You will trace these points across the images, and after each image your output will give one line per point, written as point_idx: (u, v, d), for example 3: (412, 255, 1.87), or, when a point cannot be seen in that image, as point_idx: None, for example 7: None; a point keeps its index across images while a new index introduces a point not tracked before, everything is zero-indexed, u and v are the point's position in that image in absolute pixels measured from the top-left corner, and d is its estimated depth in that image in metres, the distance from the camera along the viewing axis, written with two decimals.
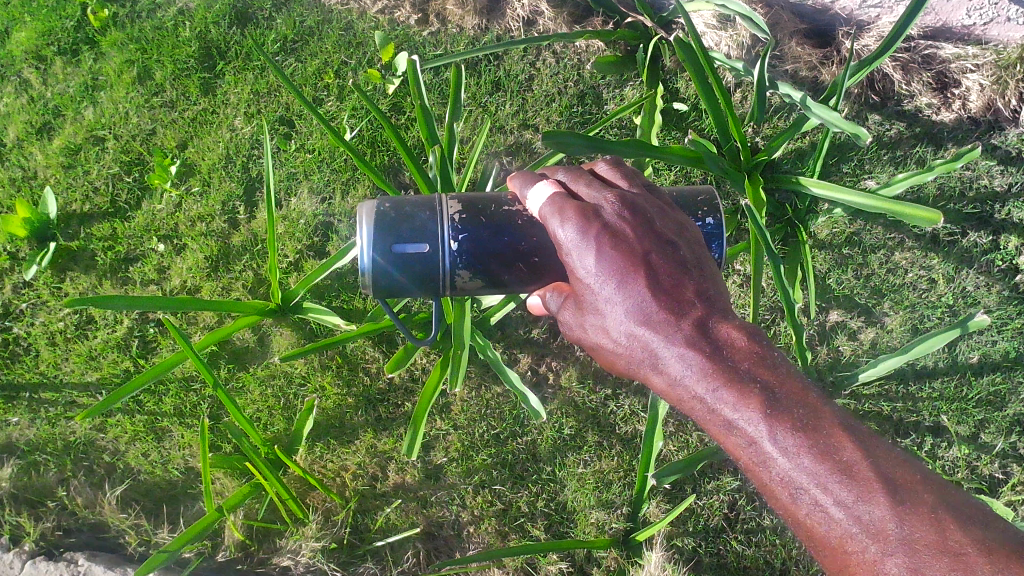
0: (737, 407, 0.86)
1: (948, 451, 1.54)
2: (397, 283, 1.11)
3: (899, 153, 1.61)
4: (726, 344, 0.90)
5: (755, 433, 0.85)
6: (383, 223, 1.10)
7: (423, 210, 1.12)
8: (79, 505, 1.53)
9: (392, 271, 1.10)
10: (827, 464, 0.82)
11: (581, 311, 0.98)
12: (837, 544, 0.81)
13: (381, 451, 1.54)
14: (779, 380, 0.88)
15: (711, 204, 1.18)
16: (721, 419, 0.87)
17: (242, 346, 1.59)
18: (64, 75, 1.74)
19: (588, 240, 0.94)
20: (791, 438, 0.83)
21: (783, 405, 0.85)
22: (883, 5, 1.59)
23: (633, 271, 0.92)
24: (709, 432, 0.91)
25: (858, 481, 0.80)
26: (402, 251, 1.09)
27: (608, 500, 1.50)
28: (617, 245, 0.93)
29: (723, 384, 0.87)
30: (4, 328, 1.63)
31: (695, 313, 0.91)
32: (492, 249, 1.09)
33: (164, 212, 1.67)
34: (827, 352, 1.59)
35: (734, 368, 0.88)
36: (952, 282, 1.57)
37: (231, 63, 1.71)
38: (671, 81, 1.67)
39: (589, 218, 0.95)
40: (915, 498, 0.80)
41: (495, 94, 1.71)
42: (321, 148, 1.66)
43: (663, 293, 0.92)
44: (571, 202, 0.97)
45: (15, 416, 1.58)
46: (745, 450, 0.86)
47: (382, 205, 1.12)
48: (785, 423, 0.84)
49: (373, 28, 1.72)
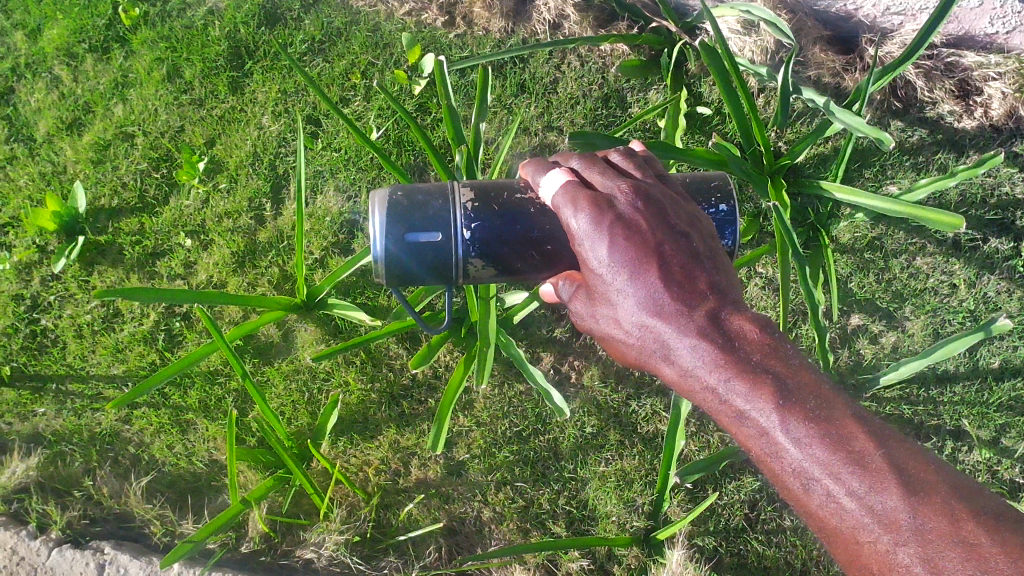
0: (749, 398, 0.87)
1: (969, 455, 1.54)
2: (409, 271, 1.13)
3: (922, 159, 1.63)
4: (737, 336, 0.91)
5: (767, 424, 0.86)
6: (395, 211, 1.11)
7: (436, 198, 1.13)
8: (105, 495, 1.54)
9: (404, 259, 1.12)
10: (839, 454, 0.83)
11: (593, 301, 0.99)
12: (849, 534, 0.83)
13: (404, 447, 1.55)
14: (791, 371, 0.90)
15: (725, 190, 1.20)
16: (733, 410, 0.89)
17: (267, 341, 1.60)
18: (95, 72, 1.76)
19: (600, 230, 0.95)
20: (803, 429, 0.85)
21: (794, 396, 0.87)
22: (906, 12, 1.62)
23: (645, 262, 0.93)
24: (720, 422, 0.92)
25: (871, 472, 0.82)
26: (415, 240, 1.11)
27: (630, 498, 1.51)
28: (630, 236, 0.94)
29: (734, 375, 0.89)
30: (33, 320, 1.65)
31: (707, 305, 0.93)
32: (505, 238, 1.10)
33: (192, 208, 1.68)
34: (848, 354, 1.60)
35: (746, 359, 0.90)
36: (974, 287, 1.58)
37: (260, 62, 1.73)
38: (694, 85, 1.69)
39: (602, 208, 0.96)
40: (928, 489, 0.81)
41: (520, 97, 1.73)
42: (348, 147, 1.68)
43: (676, 285, 0.93)
44: (583, 192, 0.98)
45: (41, 407, 1.60)
46: (756, 440, 0.88)
47: (394, 192, 1.13)
48: (796, 414, 0.86)
49: (401, 30, 1.74)
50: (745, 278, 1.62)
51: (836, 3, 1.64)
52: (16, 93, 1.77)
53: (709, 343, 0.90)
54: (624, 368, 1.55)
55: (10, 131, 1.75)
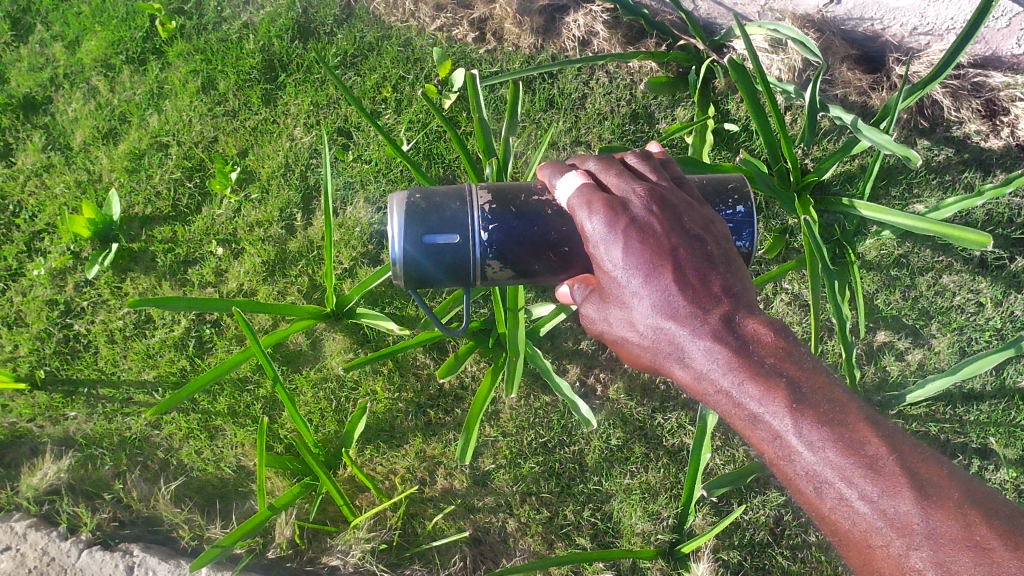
0: (763, 401, 0.88)
1: (996, 474, 1.53)
2: (427, 273, 1.14)
3: (948, 178, 1.64)
4: (751, 340, 0.92)
5: (780, 427, 0.87)
6: (413, 213, 1.13)
7: (453, 201, 1.15)
8: (134, 498, 1.57)
9: (422, 261, 1.12)
10: (852, 459, 0.84)
11: (607, 304, 0.99)
12: (862, 538, 0.83)
13: (430, 456, 1.57)
14: (804, 376, 0.90)
15: (742, 191, 1.20)
16: (747, 413, 0.89)
17: (296, 350, 1.62)
18: (131, 83, 1.79)
19: (615, 233, 0.96)
20: (816, 432, 0.85)
21: (807, 400, 0.87)
22: (934, 33, 1.63)
23: (660, 265, 0.94)
24: (734, 426, 0.93)
25: (884, 476, 0.82)
26: (433, 241, 1.12)
27: (655, 511, 1.52)
28: (646, 238, 0.95)
29: (748, 378, 0.89)
30: (66, 324, 1.68)
31: (721, 309, 0.93)
32: (522, 239, 1.12)
33: (224, 217, 1.71)
34: (874, 371, 1.60)
35: (760, 363, 0.90)
36: (1001, 305, 1.58)
37: (293, 75, 1.76)
38: (722, 102, 1.71)
39: (618, 210, 0.97)
40: (940, 493, 0.81)
41: (548, 112, 1.75)
42: (378, 159, 1.70)
43: (690, 288, 0.94)
44: (599, 195, 0.99)
45: (72, 411, 1.63)
46: (769, 444, 0.88)
47: (412, 196, 1.15)
48: (809, 418, 0.86)
49: (432, 44, 1.76)
50: (770, 293, 1.62)
51: (863, 22, 1.65)
52: (54, 102, 1.80)
53: (721, 345, 0.91)
54: (650, 382, 1.56)
55: (47, 140, 1.78)
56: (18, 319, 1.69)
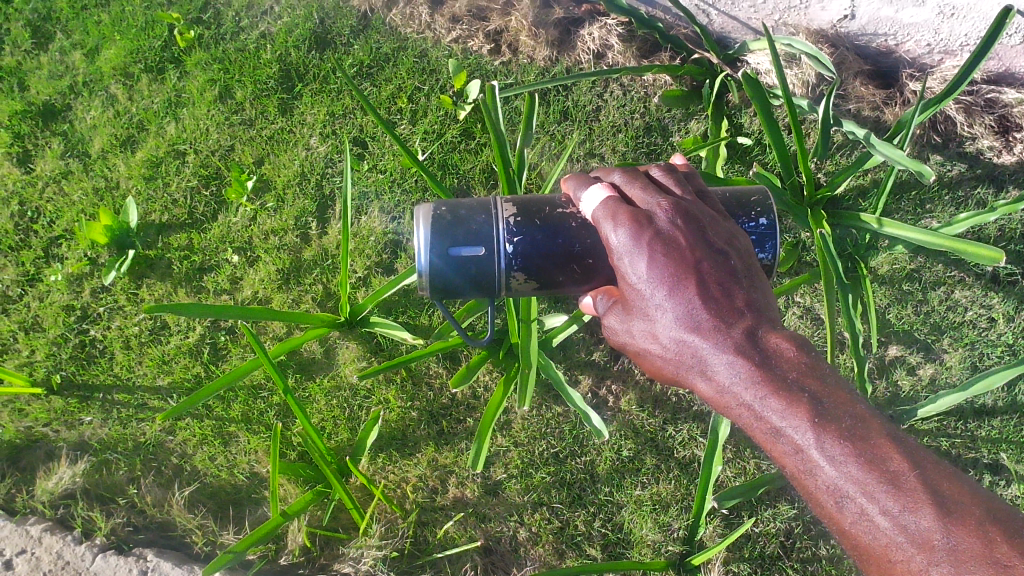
0: (785, 414, 0.89)
1: (1007, 489, 1.53)
2: (453, 285, 1.15)
3: (961, 193, 1.65)
4: (774, 354, 0.92)
5: (802, 441, 0.87)
6: (438, 226, 1.14)
7: (478, 214, 1.16)
8: (148, 503, 1.59)
9: (449, 273, 1.14)
10: (873, 474, 0.84)
11: (629, 316, 1.00)
12: (883, 553, 0.84)
13: (442, 465, 1.57)
14: (826, 390, 0.91)
15: (764, 205, 1.21)
16: (769, 426, 0.90)
17: (309, 357, 1.63)
18: (149, 91, 1.81)
19: (640, 246, 0.96)
20: (838, 446, 0.86)
21: (829, 415, 0.88)
22: (949, 50, 1.64)
23: (685, 278, 0.94)
24: (755, 438, 0.93)
25: (905, 493, 0.83)
26: (458, 254, 1.13)
27: (666, 522, 1.52)
28: (670, 252, 0.96)
29: (771, 393, 0.90)
30: (82, 330, 1.69)
31: (744, 323, 0.94)
32: (547, 251, 1.12)
33: (240, 225, 1.72)
34: (886, 386, 1.60)
35: (782, 377, 0.91)
36: (1012, 321, 1.59)
37: (310, 85, 1.77)
38: (735, 116, 1.72)
39: (643, 223, 0.98)
40: (961, 510, 0.82)
41: (563, 124, 1.76)
42: (393, 169, 1.71)
43: (714, 302, 0.94)
44: (624, 207, 1.00)
45: (88, 416, 1.65)
46: (791, 457, 0.89)
47: (438, 209, 1.16)
48: (831, 432, 0.87)
49: (447, 56, 1.77)
50: (782, 307, 1.62)
51: (877, 38, 1.66)
52: (73, 110, 1.82)
53: (744, 359, 0.92)
54: (662, 393, 1.56)
55: (66, 147, 1.80)
56: (35, 324, 1.71)
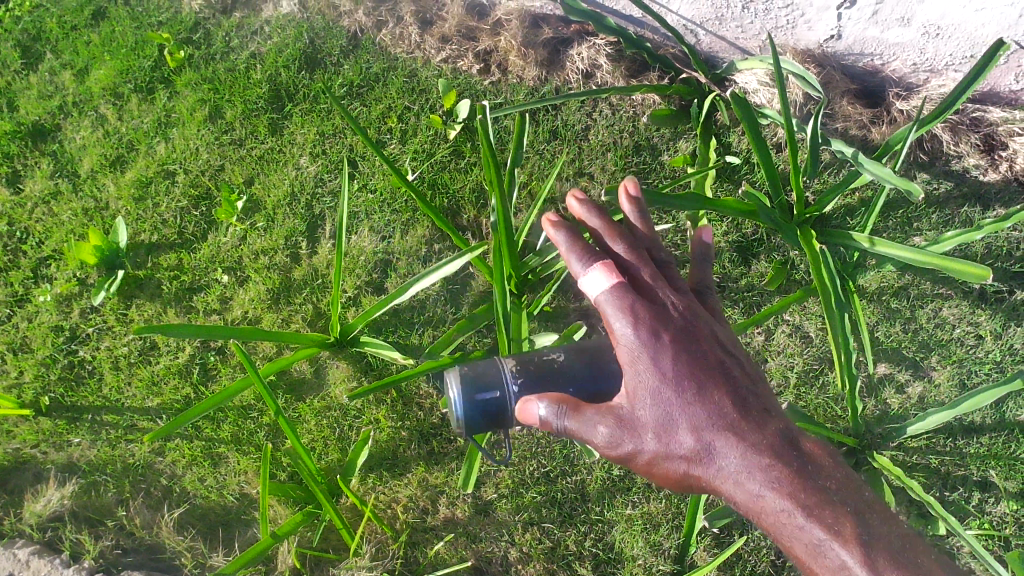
0: (788, 491, 1.03)
1: (996, 506, 1.53)
2: (480, 428, 1.30)
3: (947, 211, 1.66)
4: (791, 441, 1.08)
5: (793, 508, 1.03)
6: (465, 382, 1.29)
7: (494, 370, 1.31)
8: (137, 525, 1.59)
9: (476, 418, 1.29)
10: (855, 531, 1.02)
11: (636, 398, 1.08)
12: None
13: (432, 485, 1.58)
14: (826, 469, 1.07)
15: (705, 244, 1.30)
16: (762, 503, 1.04)
17: (299, 377, 1.63)
18: (139, 111, 1.81)
19: (660, 339, 1.08)
20: (830, 516, 1.02)
21: (816, 489, 1.04)
22: (934, 70, 1.65)
23: (700, 372, 1.08)
24: (757, 518, 1.07)
25: (877, 549, 1.01)
26: (484, 400, 1.27)
27: (657, 543, 1.53)
28: (685, 343, 1.09)
29: (783, 473, 1.04)
30: (71, 351, 1.69)
31: (759, 410, 1.09)
32: (554, 375, 1.29)
33: (230, 244, 1.72)
34: (875, 404, 1.61)
35: (795, 458, 1.06)
36: (1000, 338, 1.60)
37: (300, 104, 1.78)
38: (723, 135, 1.73)
39: (659, 320, 1.10)
40: (917, 566, 1.01)
41: (552, 143, 1.77)
42: (383, 189, 1.72)
43: (735, 394, 1.09)
44: (639, 302, 1.10)
45: (77, 437, 1.64)
46: (786, 524, 1.03)
47: (461, 370, 1.32)
48: (817, 501, 1.03)
49: (437, 76, 1.78)
50: (771, 325, 1.62)
51: (863, 57, 1.68)
52: (62, 130, 1.82)
53: (725, 429, 1.06)
54: None
55: (55, 167, 1.79)
56: (23, 345, 1.70)
